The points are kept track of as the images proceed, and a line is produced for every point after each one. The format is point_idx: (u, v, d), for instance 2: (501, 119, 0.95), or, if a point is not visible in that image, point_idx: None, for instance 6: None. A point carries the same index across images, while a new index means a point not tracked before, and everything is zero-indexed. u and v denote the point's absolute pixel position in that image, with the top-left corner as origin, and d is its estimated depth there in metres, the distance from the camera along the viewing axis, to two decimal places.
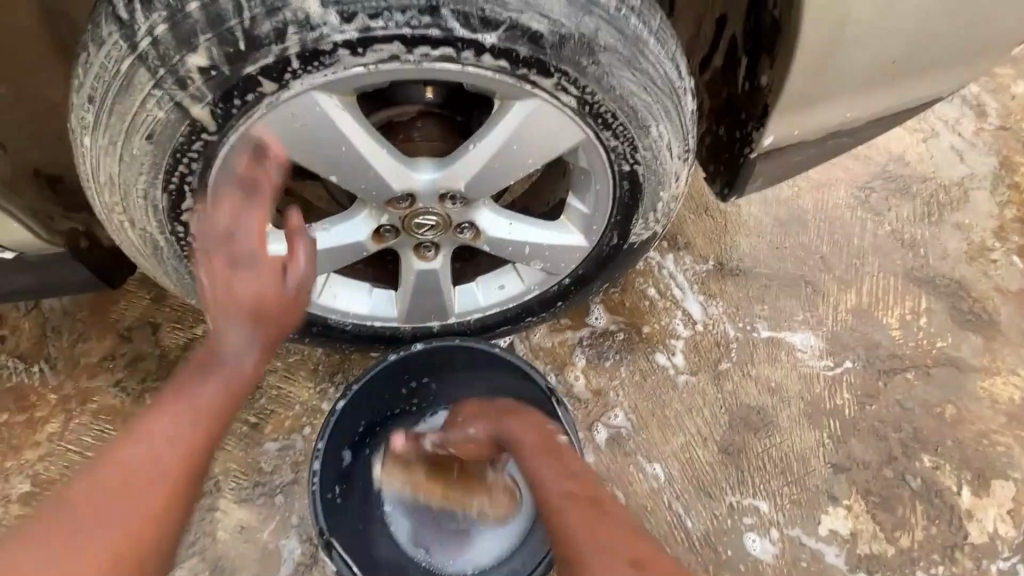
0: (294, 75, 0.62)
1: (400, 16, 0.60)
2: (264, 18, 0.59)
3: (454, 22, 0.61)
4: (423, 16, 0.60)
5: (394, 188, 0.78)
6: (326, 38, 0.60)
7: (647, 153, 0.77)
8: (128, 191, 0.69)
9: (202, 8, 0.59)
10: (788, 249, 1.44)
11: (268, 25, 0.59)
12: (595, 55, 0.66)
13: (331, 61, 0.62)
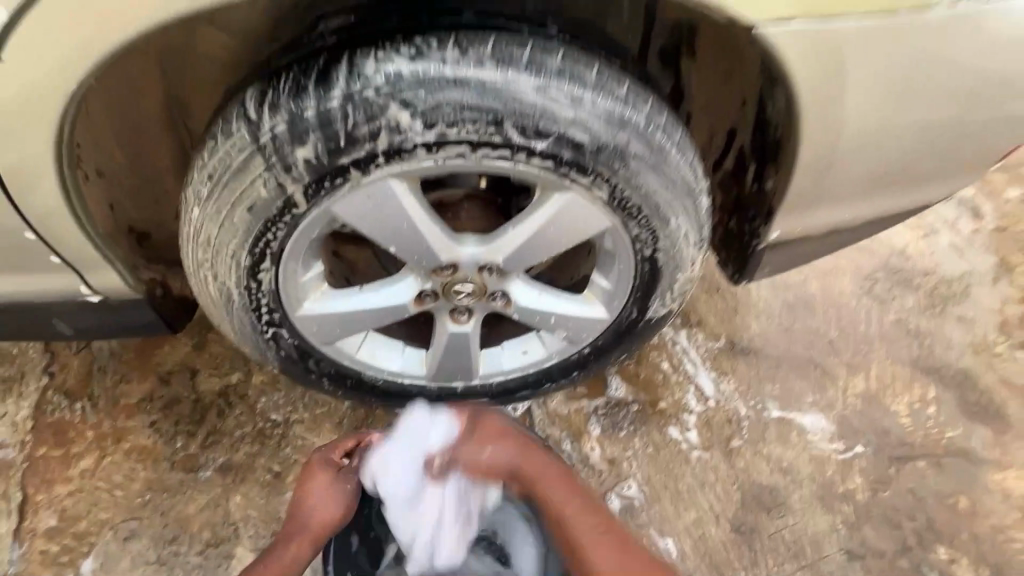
0: (377, 166, 0.75)
1: (469, 126, 0.73)
2: (361, 122, 0.72)
3: (513, 132, 0.73)
4: (488, 127, 0.73)
5: (441, 258, 0.89)
6: (409, 139, 0.73)
7: (667, 242, 0.88)
8: (220, 250, 0.81)
9: (315, 112, 0.72)
10: (796, 332, 1.51)
11: (363, 128, 0.72)
12: (626, 161, 0.78)
13: (409, 156, 0.75)
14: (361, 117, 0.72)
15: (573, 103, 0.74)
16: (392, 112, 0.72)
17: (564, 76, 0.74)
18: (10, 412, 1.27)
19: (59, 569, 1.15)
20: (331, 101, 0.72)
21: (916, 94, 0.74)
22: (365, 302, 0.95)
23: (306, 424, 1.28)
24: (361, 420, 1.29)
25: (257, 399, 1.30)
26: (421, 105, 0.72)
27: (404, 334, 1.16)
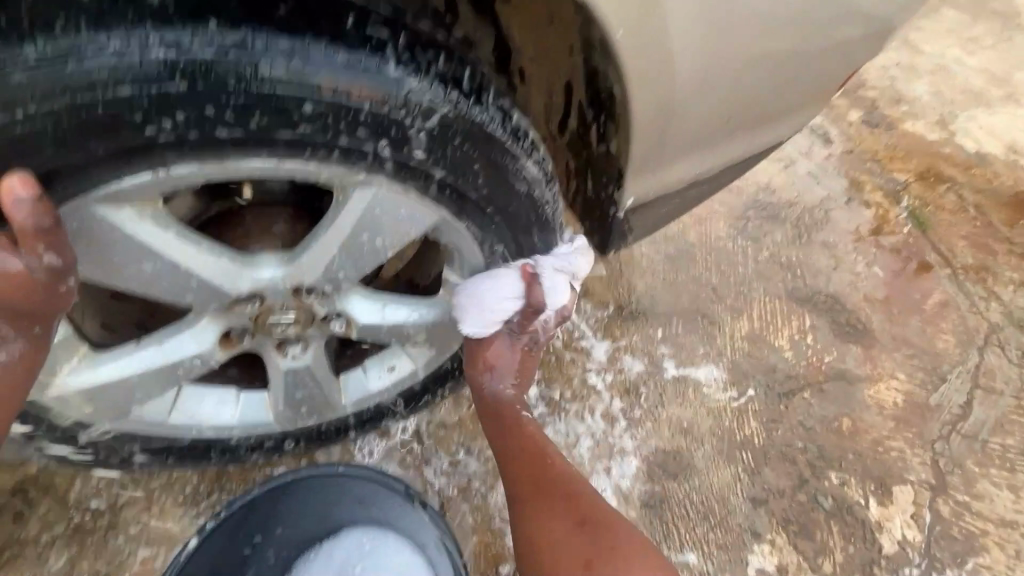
0: (75, 190, 0.54)
1: (186, 117, 0.51)
2: (10, 123, 0.49)
3: (258, 120, 0.53)
4: (216, 116, 0.52)
5: (230, 291, 0.69)
6: (101, 146, 0.51)
7: (512, 224, 0.74)
8: None
9: None
10: (682, 285, 1.48)
11: (20, 130, 0.49)
12: (431, 139, 0.60)
13: (113, 173, 0.53)
14: (9, 116, 0.48)
15: (342, 75, 0.53)
16: (55, 110, 0.49)
17: (324, 34, 0.52)
18: None
19: None
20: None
21: (747, 24, 0.65)
22: (153, 358, 0.75)
23: (140, 504, 1.04)
24: (213, 483, 1.07)
25: (67, 487, 1.04)
26: (105, 91, 0.49)
27: (234, 376, 0.94)
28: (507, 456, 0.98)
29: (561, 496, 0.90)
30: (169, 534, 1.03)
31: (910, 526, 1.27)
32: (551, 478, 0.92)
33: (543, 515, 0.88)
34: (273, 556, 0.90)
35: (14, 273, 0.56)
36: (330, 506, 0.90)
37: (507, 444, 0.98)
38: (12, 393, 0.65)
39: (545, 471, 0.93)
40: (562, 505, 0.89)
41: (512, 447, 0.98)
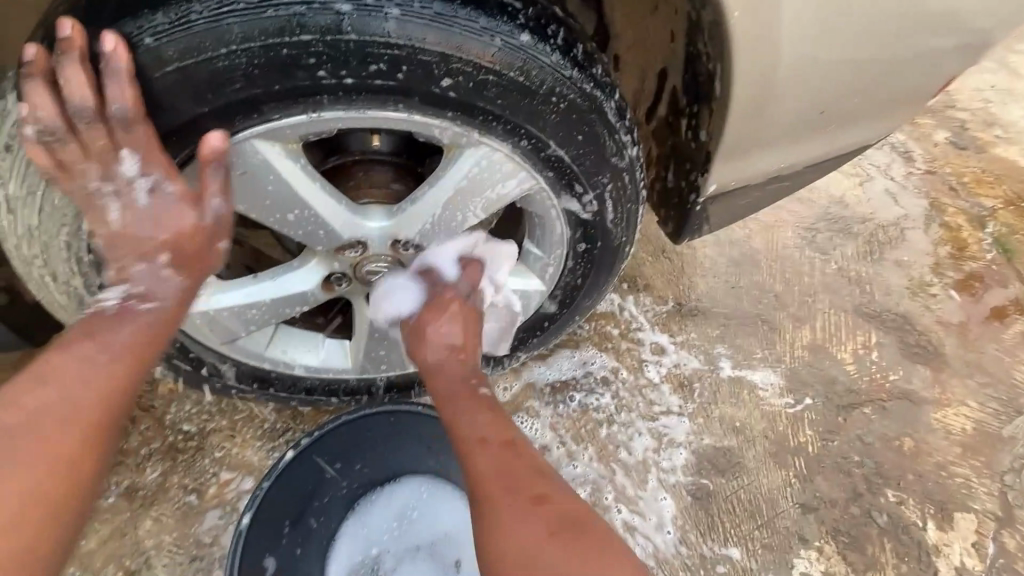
0: (241, 122, 0.60)
1: (350, 66, 0.55)
2: (202, 63, 0.55)
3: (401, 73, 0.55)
4: (373, 69, 0.55)
5: (343, 235, 0.76)
6: (267, 89, 0.57)
7: (604, 198, 0.76)
8: (50, 243, 0.71)
9: (148, 63, 0.56)
10: (744, 289, 1.48)
11: (209, 71, 0.56)
12: (551, 108, 0.62)
13: (272, 111, 0.59)
14: (212, 54, 0.55)
15: (491, 44, 0.56)
16: (238, 51, 0.54)
17: (476, 5, 0.56)
18: None
19: None
20: (160, 28, 0.55)
21: (855, 20, 0.67)
22: (265, 290, 0.84)
23: (224, 432, 1.14)
24: (288, 422, 1.16)
25: (166, 410, 1.15)
26: (289, 38, 0.54)
27: (322, 324, 1.03)
28: (457, 429, 0.81)
29: (522, 472, 0.73)
30: (248, 462, 1.13)
31: (970, 555, 1.22)
32: (509, 448, 0.77)
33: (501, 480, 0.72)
34: (343, 488, 0.97)
35: (191, 220, 0.66)
36: (400, 447, 0.97)
37: (465, 420, 0.81)
38: (154, 343, 0.70)
39: (500, 439, 0.78)
40: (522, 479, 0.72)
41: (468, 418, 0.82)
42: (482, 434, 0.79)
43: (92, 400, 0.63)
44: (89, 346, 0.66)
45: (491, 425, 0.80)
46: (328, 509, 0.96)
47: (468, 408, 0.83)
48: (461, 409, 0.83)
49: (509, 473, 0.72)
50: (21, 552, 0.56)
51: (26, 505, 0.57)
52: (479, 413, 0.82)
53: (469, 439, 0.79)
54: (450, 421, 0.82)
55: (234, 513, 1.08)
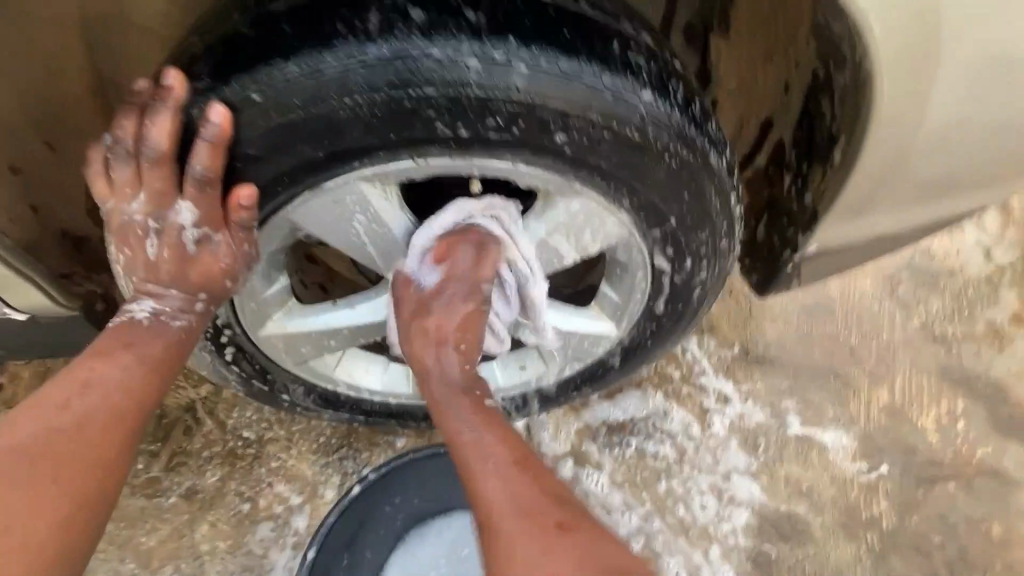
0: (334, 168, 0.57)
1: (466, 118, 0.52)
2: (306, 106, 0.51)
3: (518, 124, 0.53)
4: (492, 122, 0.53)
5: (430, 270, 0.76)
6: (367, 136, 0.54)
7: (699, 254, 0.72)
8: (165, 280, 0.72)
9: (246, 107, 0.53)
10: (816, 339, 1.39)
11: (310, 115, 0.52)
12: (662, 164, 0.59)
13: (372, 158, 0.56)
14: (320, 101, 0.51)
15: (616, 102, 0.53)
16: (347, 98, 0.51)
17: (600, 57, 0.52)
18: None
19: None
20: (290, 75, 0.51)
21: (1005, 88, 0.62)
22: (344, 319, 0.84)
23: (281, 443, 1.16)
24: (344, 439, 1.17)
25: (227, 416, 1.17)
26: (413, 89, 0.51)
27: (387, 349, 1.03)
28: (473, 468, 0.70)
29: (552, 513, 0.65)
30: (303, 476, 1.14)
31: None
32: (524, 472, 0.69)
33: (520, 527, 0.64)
34: (399, 516, 0.96)
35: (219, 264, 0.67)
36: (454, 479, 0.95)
37: (481, 459, 0.71)
38: (180, 356, 0.73)
39: (516, 468, 0.69)
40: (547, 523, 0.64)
41: (482, 445, 0.71)
42: (496, 464, 0.70)
43: (127, 406, 0.67)
44: (126, 355, 0.69)
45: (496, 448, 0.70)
46: (379, 537, 0.95)
47: (480, 425, 0.73)
48: (473, 430, 0.73)
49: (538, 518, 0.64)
50: (58, 559, 0.58)
51: (70, 509, 0.60)
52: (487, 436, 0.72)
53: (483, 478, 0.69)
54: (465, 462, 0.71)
55: (289, 527, 1.10)
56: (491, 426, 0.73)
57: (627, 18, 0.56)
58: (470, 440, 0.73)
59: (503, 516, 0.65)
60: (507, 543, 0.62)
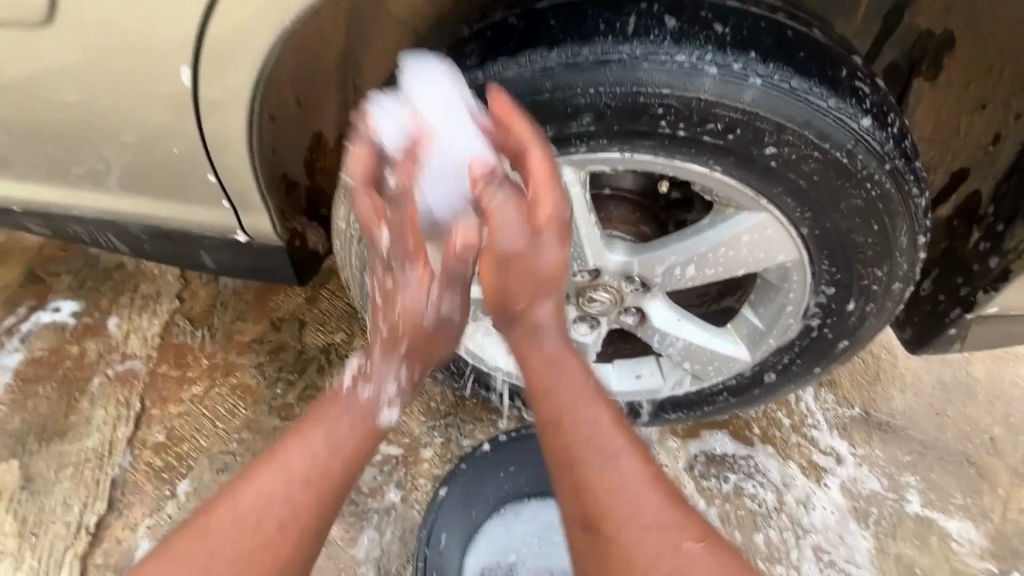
0: None
1: (690, 121, 0.57)
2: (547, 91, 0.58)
3: (733, 134, 0.57)
4: (710, 127, 0.57)
5: (587, 259, 0.79)
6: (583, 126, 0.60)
7: (864, 292, 0.71)
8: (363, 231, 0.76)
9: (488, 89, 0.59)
10: (950, 418, 1.28)
11: (547, 102, 0.58)
12: (863, 192, 0.60)
13: (585, 146, 0.61)
14: (563, 89, 0.57)
15: (834, 126, 0.56)
16: (586, 91, 0.57)
17: (829, 84, 0.56)
18: (143, 326, 1.35)
19: (158, 483, 1.16)
20: (550, 65, 0.57)
21: None
22: None
23: None
24: (452, 406, 1.21)
25: None
26: (649, 88, 0.56)
27: None
28: (569, 461, 0.61)
29: (658, 474, 0.61)
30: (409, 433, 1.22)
31: None
32: (625, 449, 0.61)
33: (642, 518, 0.58)
34: (506, 488, 1.01)
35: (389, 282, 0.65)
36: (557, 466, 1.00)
37: (584, 448, 0.60)
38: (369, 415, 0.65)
39: (615, 447, 0.61)
40: (676, 492, 0.61)
41: (587, 418, 0.62)
42: (589, 451, 0.60)
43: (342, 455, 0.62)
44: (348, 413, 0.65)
45: (606, 406, 0.64)
46: (484, 506, 1.00)
47: (586, 401, 0.63)
48: (582, 393, 0.63)
49: (655, 494, 0.59)
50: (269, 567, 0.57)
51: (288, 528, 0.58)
52: (586, 396, 0.63)
53: (584, 469, 0.60)
54: (564, 453, 0.61)
55: (393, 474, 1.15)
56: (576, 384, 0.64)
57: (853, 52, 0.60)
58: (570, 405, 0.62)
59: (615, 503, 0.58)
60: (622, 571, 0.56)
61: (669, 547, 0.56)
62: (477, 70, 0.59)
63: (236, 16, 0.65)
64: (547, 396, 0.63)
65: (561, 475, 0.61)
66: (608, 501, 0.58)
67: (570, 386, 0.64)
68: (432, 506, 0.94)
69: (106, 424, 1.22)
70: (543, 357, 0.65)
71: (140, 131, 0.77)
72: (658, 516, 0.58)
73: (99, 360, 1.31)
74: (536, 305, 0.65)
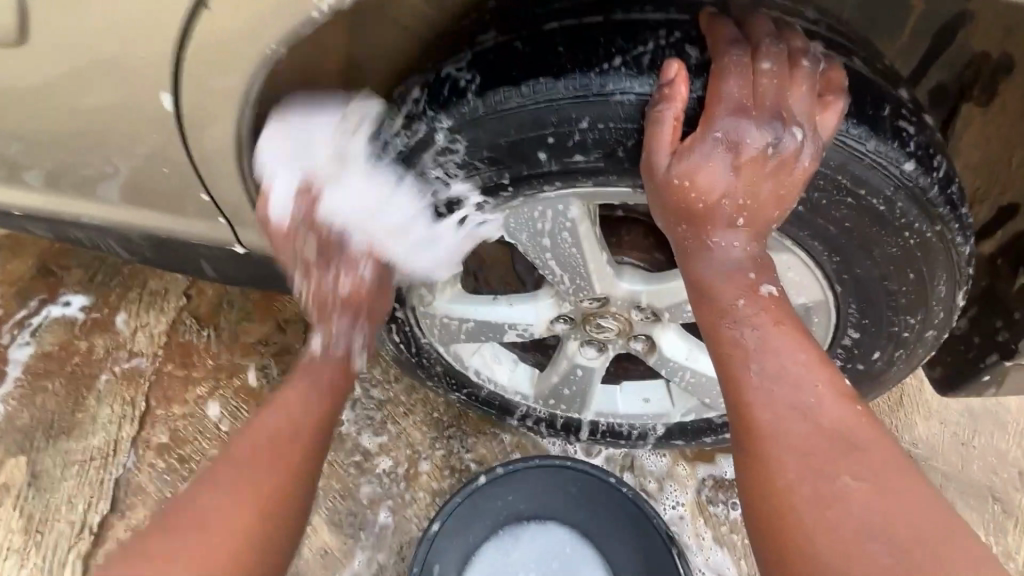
0: (550, 186, 0.57)
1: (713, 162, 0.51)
2: (552, 124, 0.52)
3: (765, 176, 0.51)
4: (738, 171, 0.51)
5: (595, 290, 0.75)
6: (589, 161, 0.54)
7: (893, 338, 0.66)
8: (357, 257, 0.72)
9: (488, 121, 0.53)
10: (977, 450, 1.21)
11: (551, 136, 0.53)
12: (900, 239, 0.54)
13: (593, 181, 0.56)
14: (568, 122, 0.52)
15: (870, 171, 0.50)
16: (593, 125, 0.52)
17: (869, 122, 0.50)
18: (151, 324, 1.35)
19: (160, 485, 1.16)
20: (555, 96, 0.51)
21: None
22: (496, 312, 0.86)
23: (399, 408, 1.20)
24: (455, 418, 1.19)
25: None
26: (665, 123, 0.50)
27: (519, 347, 1.04)
28: (784, 482, 0.48)
29: (889, 490, 0.46)
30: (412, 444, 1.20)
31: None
32: (840, 456, 0.47)
33: (859, 545, 0.44)
34: (504, 512, 0.97)
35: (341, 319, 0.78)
36: (560, 493, 0.97)
37: (783, 452, 0.49)
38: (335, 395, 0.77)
39: (834, 454, 0.47)
40: (921, 519, 0.44)
41: (778, 413, 0.50)
42: (812, 462, 0.48)
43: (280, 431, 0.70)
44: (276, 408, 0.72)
45: (814, 398, 0.50)
46: (481, 530, 0.97)
47: (785, 351, 0.52)
48: (772, 380, 0.51)
49: (880, 518, 0.44)
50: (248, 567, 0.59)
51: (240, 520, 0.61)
52: (782, 386, 0.50)
53: (797, 488, 0.47)
54: (765, 463, 0.49)
55: (392, 486, 1.14)
56: (780, 335, 0.52)
57: (899, 84, 0.53)
58: (761, 397, 0.51)
59: (822, 529, 0.45)
60: (798, 525, 0.46)
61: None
62: (475, 98, 0.53)
63: (217, 26, 0.57)
64: (747, 402, 0.51)
65: (766, 499, 0.49)
66: (826, 525, 0.45)
67: (760, 370, 0.51)
68: (425, 541, 0.89)
69: (112, 422, 1.23)
70: (712, 280, 0.54)
71: (127, 144, 0.71)
72: (891, 546, 0.43)
73: (106, 357, 1.31)
74: (741, 297, 0.53)
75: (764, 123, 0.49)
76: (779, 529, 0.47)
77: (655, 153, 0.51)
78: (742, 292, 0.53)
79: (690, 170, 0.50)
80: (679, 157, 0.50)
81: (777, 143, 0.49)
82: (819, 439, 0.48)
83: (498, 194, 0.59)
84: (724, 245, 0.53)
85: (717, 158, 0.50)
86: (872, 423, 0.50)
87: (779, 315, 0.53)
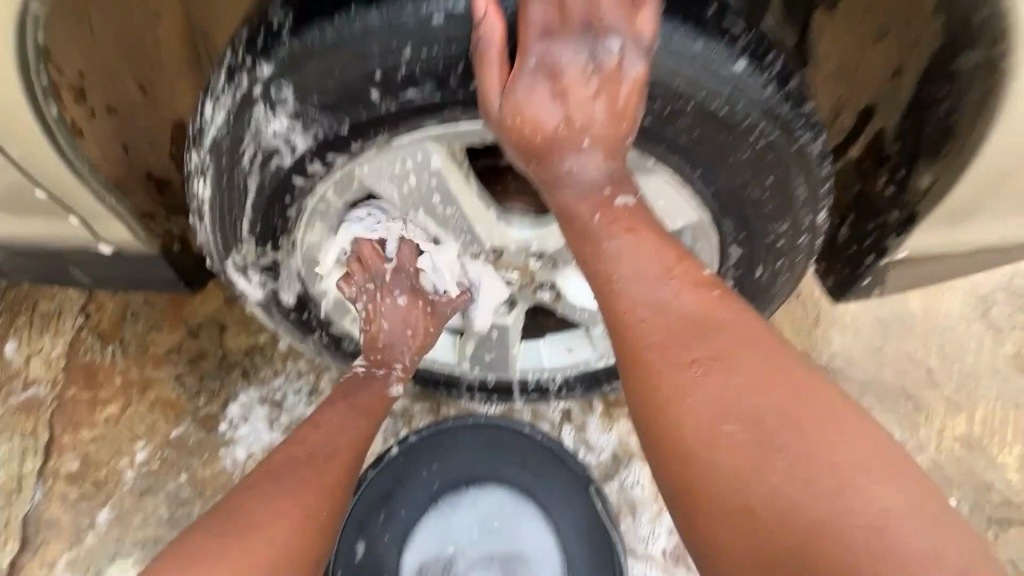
0: (394, 130, 0.55)
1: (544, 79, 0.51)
2: (375, 56, 0.50)
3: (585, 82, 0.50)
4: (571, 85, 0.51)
5: (485, 242, 0.73)
6: (424, 95, 0.52)
7: (770, 248, 0.67)
8: (226, 236, 0.68)
9: (312, 65, 0.52)
10: (887, 355, 1.27)
11: (378, 70, 0.51)
12: (747, 143, 0.54)
13: (438, 117, 0.54)
14: (390, 54, 0.50)
15: (704, 72, 0.50)
16: (417, 54, 0.50)
17: (694, 23, 0.50)
18: (45, 348, 1.23)
19: (76, 514, 1.10)
20: (370, 26, 0.49)
21: None
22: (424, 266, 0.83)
23: None
24: None
25: (281, 365, 1.20)
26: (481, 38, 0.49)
27: None
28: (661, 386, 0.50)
29: (753, 378, 0.48)
30: None
31: None
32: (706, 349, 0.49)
33: (723, 434, 0.47)
34: (435, 480, 0.97)
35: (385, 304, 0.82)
36: (485, 451, 0.97)
37: (656, 356, 0.50)
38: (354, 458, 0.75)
39: (697, 349, 0.49)
40: (789, 406, 0.47)
41: (646, 320, 0.52)
42: (683, 361, 0.49)
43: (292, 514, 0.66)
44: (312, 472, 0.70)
45: (680, 296, 0.51)
46: (413, 502, 0.96)
47: (649, 259, 0.52)
48: (639, 288, 0.52)
49: (751, 405, 0.47)
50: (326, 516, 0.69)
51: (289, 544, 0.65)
52: (648, 294, 0.52)
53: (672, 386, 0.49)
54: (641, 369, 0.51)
55: None
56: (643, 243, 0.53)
57: None
58: (631, 308, 0.52)
59: (698, 423, 0.48)
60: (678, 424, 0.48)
61: (787, 479, 0.44)
62: (291, 38, 0.52)
63: None
64: (614, 317, 0.53)
65: (648, 403, 0.50)
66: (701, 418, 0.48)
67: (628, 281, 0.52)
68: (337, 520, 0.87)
69: (14, 457, 1.14)
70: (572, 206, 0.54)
71: None
72: (759, 428, 0.46)
73: (0, 390, 1.20)
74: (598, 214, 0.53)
75: (575, 39, 0.48)
76: (662, 431, 0.49)
77: (488, 97, 0.50)
78: (595, 208, 0.53)
79: (518, 102, 0.50)
80: (508, 93, 0.49)
81: (595, 58, 0.49)
82: (686, 335, 0.50)
83: (347, 144, 0.56)
84: (576, 166, 0.52)
85: (543, 86, 0.49)
86: (737, 312, 0.51)
87: (636, 223, 0.53)
